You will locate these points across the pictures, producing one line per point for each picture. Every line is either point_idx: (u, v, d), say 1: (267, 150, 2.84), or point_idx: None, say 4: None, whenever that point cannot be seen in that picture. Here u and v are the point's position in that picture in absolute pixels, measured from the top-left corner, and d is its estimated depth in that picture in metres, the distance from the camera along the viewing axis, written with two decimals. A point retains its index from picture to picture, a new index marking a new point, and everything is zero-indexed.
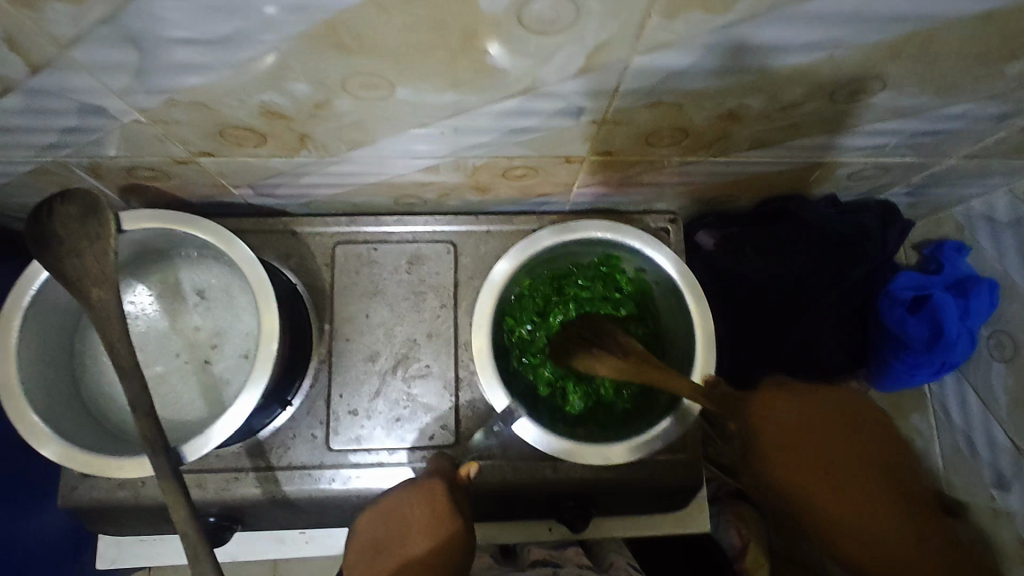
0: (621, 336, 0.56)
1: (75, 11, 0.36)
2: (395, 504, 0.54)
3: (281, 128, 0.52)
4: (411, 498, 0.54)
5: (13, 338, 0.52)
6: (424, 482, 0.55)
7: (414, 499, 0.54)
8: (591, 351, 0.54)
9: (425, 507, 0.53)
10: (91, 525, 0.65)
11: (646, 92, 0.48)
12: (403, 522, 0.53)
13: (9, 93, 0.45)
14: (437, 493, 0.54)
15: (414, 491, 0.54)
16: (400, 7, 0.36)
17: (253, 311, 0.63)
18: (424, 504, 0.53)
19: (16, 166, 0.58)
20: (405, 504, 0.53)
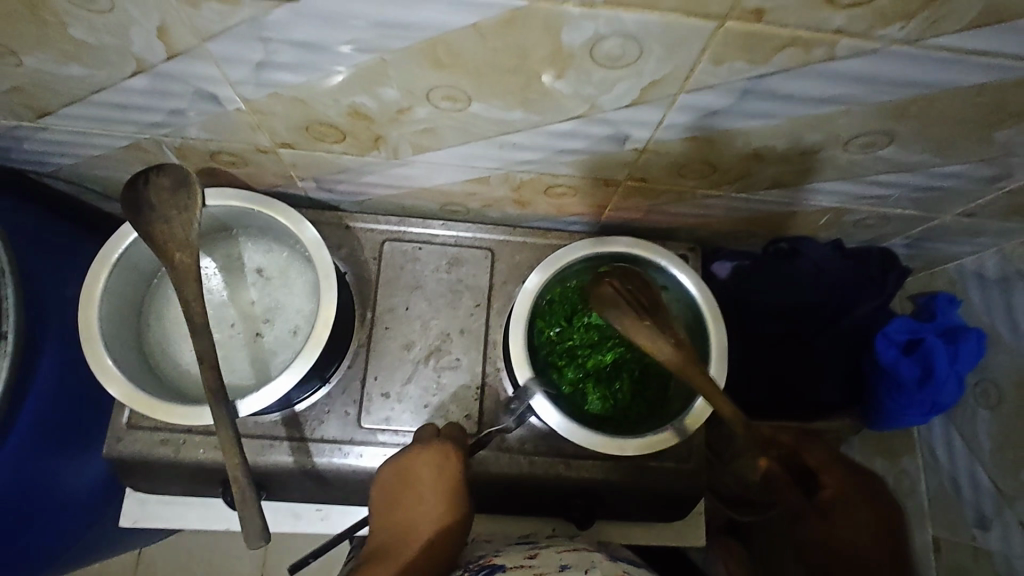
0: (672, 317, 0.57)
1: (226, 10, 0.43)
2: (416, 464, 0.60)
3: (362, 128, 0.59)
4: (431, 463, 0.60)
5: (98, 286, 0.58)
6: (437, 452, 0.61)
7: (435, 465, 0.60)
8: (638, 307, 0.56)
9: (444, 475, 0.60)
10: (125, 478, 0.69)
11: (686, 127, 0.55)
12: (422, 482, 0.60)
13: (140, 73, 0.52)
14: (456, 465, 0.60)
15: (435, 456, 0.60)
16: (495, 33, 0.44)
17: (306, 291, 0.69)
18: (443, 472, 0.60)
19: (114, 140, 0.64)
20: (425, 468, 0.60)
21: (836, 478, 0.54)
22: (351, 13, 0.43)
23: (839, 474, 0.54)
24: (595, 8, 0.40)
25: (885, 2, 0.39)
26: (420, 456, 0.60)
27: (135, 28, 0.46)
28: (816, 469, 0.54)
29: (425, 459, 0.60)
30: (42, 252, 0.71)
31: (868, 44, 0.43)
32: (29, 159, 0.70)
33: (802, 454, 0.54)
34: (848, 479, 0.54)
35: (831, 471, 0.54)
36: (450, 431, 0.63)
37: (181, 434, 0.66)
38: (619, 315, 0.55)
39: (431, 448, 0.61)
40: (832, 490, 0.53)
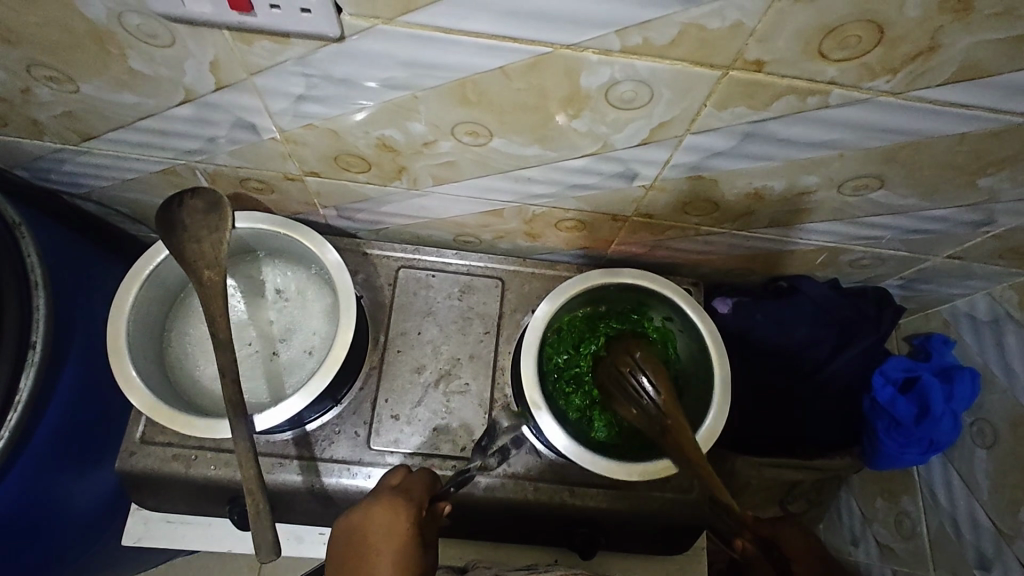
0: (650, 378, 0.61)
1: (276, 48, 0.48)
2: (366, 515, 0.55)
3: (387, 159, 0.63)
4: (382, 511, 0.55)
5: (129, 300, 0.61)
6: (388, 504, 0.56)
7: (386, 512, 0.55)
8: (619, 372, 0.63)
9: (397, 521, 0.55)
10: (133, 493, 0.70)
11: (690, 167, 0.59)
12: (373, 533, 0.54)
13: (187, 103, 0.56)
14: (410, 509, 0.56)
15: (387, 504, 0.56)
16: (520, 75, 0.48)
17: (323, 313, 0.71)
18: (394, 518, 0.55)
19: (151, 165, 0.68)
20: (376, 517, 0.55)
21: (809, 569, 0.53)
22: (389, 54, 0.47)
23: (811, 563, 0.54)
24: (611, 55, 0.45)
25: (872, 57, 0.43)
26: (372, 506, 0.56)
27: (190, 61, 0.50)
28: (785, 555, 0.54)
29: (376, 507, 0.56)
30: (71, 269, 0.73)
31: (859, 94, 0.47)
32: (66, 180, 0.73)
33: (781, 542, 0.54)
34: (818, 569, 0.54)
35: (807, 563, 0.54)
36: (405, 482, 0.61)
37: (193, 450, 0.67)
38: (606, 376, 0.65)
39: (383, 498, 0.57)
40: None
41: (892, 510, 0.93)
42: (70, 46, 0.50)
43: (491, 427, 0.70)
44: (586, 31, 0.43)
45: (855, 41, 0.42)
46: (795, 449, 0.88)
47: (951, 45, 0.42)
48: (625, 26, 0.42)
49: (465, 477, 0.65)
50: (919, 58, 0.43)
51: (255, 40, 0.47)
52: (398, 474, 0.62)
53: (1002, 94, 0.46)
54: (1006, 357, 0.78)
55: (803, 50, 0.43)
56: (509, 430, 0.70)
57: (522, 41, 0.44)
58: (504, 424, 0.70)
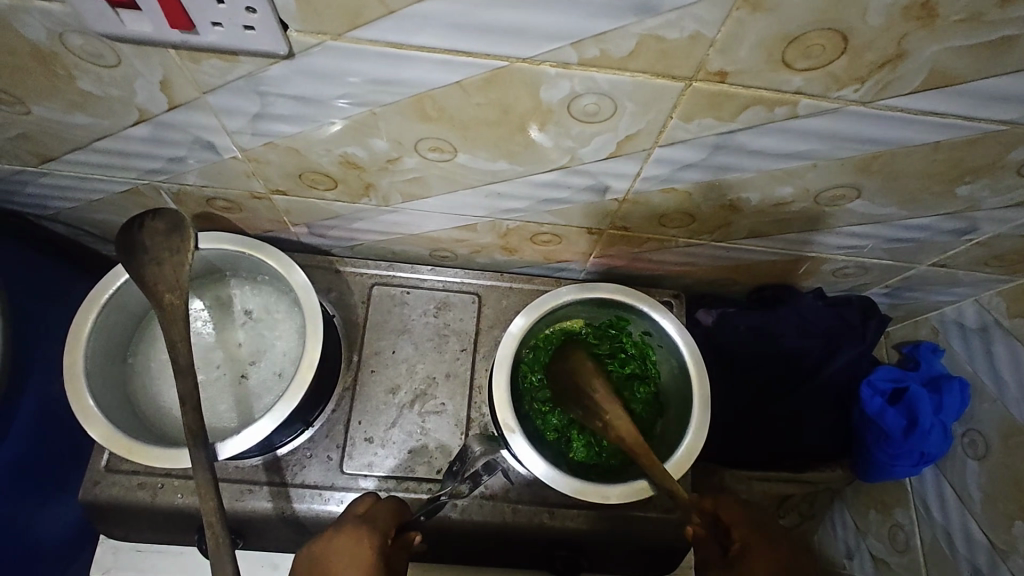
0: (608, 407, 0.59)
1: (225, 66, 0.46)
2: (327, 547, 0.55)
3: (354, 177, 0.61)
4: (345, 541, 0.55)
5: (86, 325, 0.59)
6: (356, 528, 0.56)
7: (347, 545, 0.54)
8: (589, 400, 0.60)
9: (359, 549, 0.54)
10: (99, 523, 0.67)
11: (662, 179, 0.57)
12: (333, 566, 0.53)
13: (142, 123, 0.55)
14: (372, 541, 0.55)
15: (349, 534, 0.55)
16: (479, 89, 0.47)
17: (293, 334, 0.69)
18: (356, 553, 0.54)
19: (114, 185, 0.67)
20: (338, 546, 0.54)
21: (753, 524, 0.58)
22: (342, 71, 0.46)
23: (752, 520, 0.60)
24: (570, 68, 0.43)
25: (837, 66, 0.42)
26: (335, 535, 0.55)
27: (139, 81, 0.49)
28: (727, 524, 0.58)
29: (339, 536, 0.55)
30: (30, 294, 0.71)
31: (828, 104, 0.45)
32: (32, 202, 0.72)
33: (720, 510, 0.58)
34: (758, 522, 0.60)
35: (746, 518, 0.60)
36: (373, 508, 0.59)
37: (160, 478, 0.65)
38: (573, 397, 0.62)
39: (347, 527, 0.56)
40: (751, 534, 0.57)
41: (885, 523, 0.90)
42: (17, 68, 0.49)
43: (463, 451, 0.64)
44: (542, 43, 0.41)
45: (819, 50, 0.40)
46: (784, 463, 0.86)
47: (918, 53, 0.40)
48: (581, 38, 0.41)
49: (435, 506, 0.62)
50: (885, 66, 0.41)
51: (202, 59, 0.45)
52: (367, 500, 0.60)
53: (975, 102, 0.44)
54: (995, 365, 0.76)
55: (766, 60, 0.41)
56: (482, 457, 0.63)
57: (477, 54, 0.43)
58: (478, 450, 0.64)
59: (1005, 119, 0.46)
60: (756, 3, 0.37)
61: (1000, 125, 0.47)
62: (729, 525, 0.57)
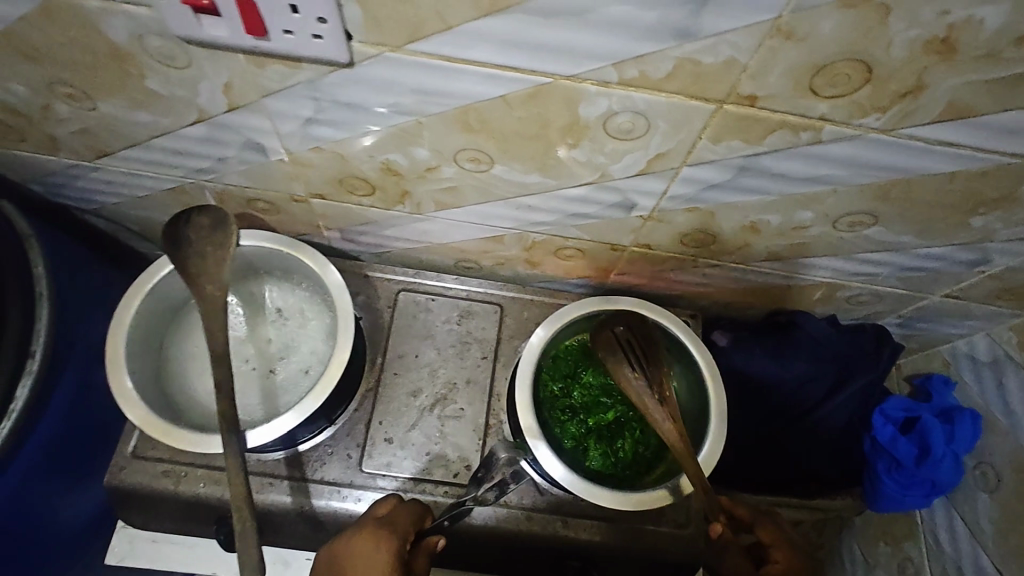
0: (659, 379, 0.62)
1: (288, 72, 0.50)
2: (349, 543, 0.56)
3: (392, 183, 0.64)
4: (363, 541, 0.56)
5: (129, 312, 0.62)
6: (376, 527, 0.57)
7: (367, 542, 0.55)
8: (632, 371, 0.62)
9: (378, 551, 0.55)
10: (121, 508, 0.69)
11: (687, 199, 0.60)
12: (355, 561, 0.54)
13: (201, 122, 0.58)
14: (395, 541, 0.56)
15: (368, 534, 0.56)
16: (521, 104, 0.50)
17: (321, 333, 0.71)
18: (377, 551, 0.55)
19: (162, 183, 0.70)
20: (357, 545, 0.55)
21: (786, 554, 0.60)
22: (397, 81, 0.49)
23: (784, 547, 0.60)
24: (609, 87, 0.47)
25: (861, 95, 0.45)
26: (356, 533, 0.57)
27: (204, 83, 0.53)
28: (766, 545, 0.61)
29: (357, 536, 0.56)
30: (82, 285, 0.73)
31: (851, 130, 0.48)
32: (79, 196, 0.75)
33: (757, 530, 0.62)
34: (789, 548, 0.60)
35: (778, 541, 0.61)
36: (395, 510, 0.61)
37: (183, 467, 0.66)
38: (614, 361, 0.63)
39: (365, 527, 0.57)
40: (782, 564, 0.59)
41: (895, 556, 0.90)
42: (92, 66, 0.52)
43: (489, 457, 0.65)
44: (585, 63, 0.45)
45: (845, 78, 0.43)
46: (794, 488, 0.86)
47: (937, 85, 0.43)
48: (621, 59, 0.44)
49: (460, 511, 0.63)
50: (905, 97, 0.44)
51: (268, 64, 0.49)
52: (388, 503, 0.62)
53: (989, 134, 0.47)
54: (1007, 399, 0.76)
55: (794, 86, 0.44)
56: (509, 463, 0.64)
57: (524, 70, 0.46)
58: (503, 456, 0.64)
59: (1020, 153, 0.49)
60: (788, 33, 0.40)
61: (1014, 157, 0.49)
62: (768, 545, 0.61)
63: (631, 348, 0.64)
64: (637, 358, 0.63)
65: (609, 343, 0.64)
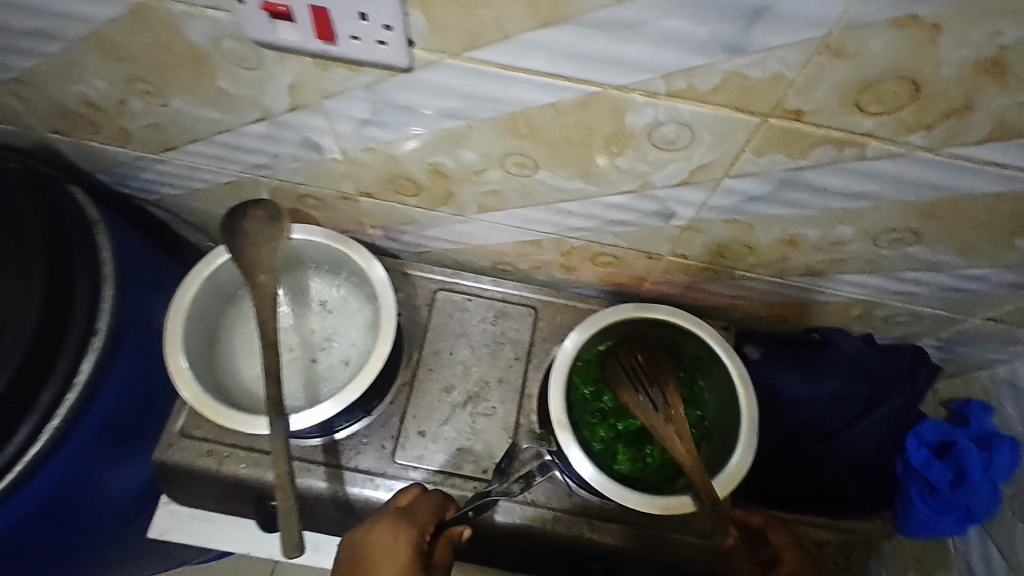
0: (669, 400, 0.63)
1: (350, 75, 0.53)
2: (369, 531, 0.57)
3: (438, 184, 0.67)
4: (382, 530, 0.57)
5: (187, 297, 0.65)
6: (395, 517, 0.58)
7: (387, 531, 0.57)
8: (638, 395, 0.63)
9: (396, 540, 0.56)
10: (166, 483, 0.72)
11: (727, 210, 0.61)
12: (375, 549, 0.56)
13: (263, 121, 0.62)
14: (412, 535, 0.57)
15: (387, 523, 0.58)
16: (570, 111, 0.52)
17: (362, 326, 0.74)
18: (395, 539, 0.56)
19: (221, 176, 0.74)
20: (376, 533, 0.57)
21: (795, 559, 0.60)
22: (452, 86, 0.51)
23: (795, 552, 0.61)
24: (657, 97, 0.48)
25: (908, 113, 0.45)
26: (372, 525, 0.58)
27: (271, 83, 0.56)
28: (777, 548, 0.61)
29: (377, 524, 0.58)
30: (148, 271, 0.77)
31: (895, 148, 0.49)
32: (142, 186, 0.79)
33: (769, 533, 0.62)
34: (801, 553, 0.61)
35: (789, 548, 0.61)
36: (414, 502, 0.61)
37: (227, 447, 0.69)
38: (620, 387, 0.64)
39: (385, 516, 0.59)
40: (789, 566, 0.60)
41: None
42: (170, 65, 0.56)
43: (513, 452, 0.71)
44: (635, 74, 0.46)
45: (892, 96, 0.44)
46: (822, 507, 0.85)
47: (986, 106, 0.44)
48: (671, 71, 0.45)
49: (484, 501, 0.64)
50: (953, 116, 0.45)
51: (332, 67, 0.52)
52: (409, 492, 0.63)
53: None
54: None
55: (840, 102, 0.45)
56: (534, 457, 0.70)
57: (574, 80, 0.48)
58: (524, 449, 0.71)
59: None
60: (837, 50, 0.41)
61: None
62: (778, 548, 0.61)
63: (636, 372, 0.65)
64: (643, 382, 0.64)
65: (614, 369, 0.65)
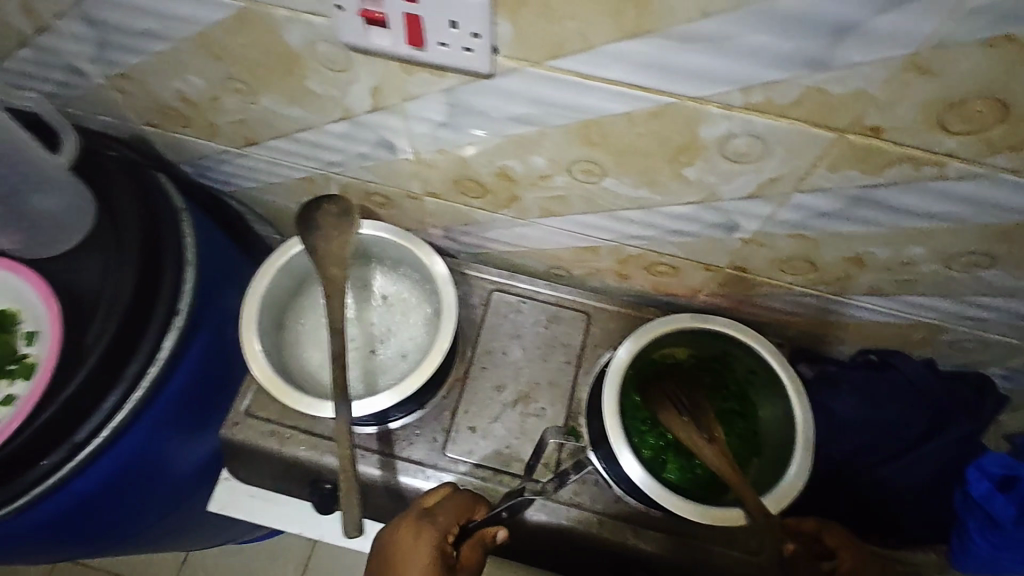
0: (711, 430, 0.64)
1: (433, 79, 0.55)
2: (394, 531, 0.60)
3: (504, 188, 0.69)
4: (405, 530, 0.59)
5: (260, 283, 0.69)
6: (417, 517, 0.60)
7: (409, 531, 0.59)
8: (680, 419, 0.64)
9: (416, 541, 0.58)
10: (229, 460, 0.76)
11: (793, 224, 0.61)
12: (398, 549, 0.58)
13: (344, 120, 0.65)
14: (432, 536, 0.58)
15: (409, 523, 0.60)
16: (643, 120, 0.53)
17: (421, 322, 0.77)
18: (416, 540, 0.58)
19: (296, 172, 0.78)
20: (400, 533, 0.59)
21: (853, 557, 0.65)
22: (529, 92, 0.53)
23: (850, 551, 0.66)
24: (733, 109, 0.49)
25: (993, 134, 0.45)
26: (396, 525, 0.60)
27: (357, 85, 0.59)
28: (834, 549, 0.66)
29: (401, 524, 0.60)
30: (225, 258, 0.80)
31: (976, 168, 0.48)
32: (221, 178, 0.84)
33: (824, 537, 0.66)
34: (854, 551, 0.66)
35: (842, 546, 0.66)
36: (439, 502, 0.63)
37: (288, 429, 0.73)
38: (663, 411, 0.65)
39: (409, 516, 0.61)
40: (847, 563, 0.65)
41: None
42: (264, 65, 0.60)
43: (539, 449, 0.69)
44: (713, 85, 0.47)
45: (978, 116, 0.44)
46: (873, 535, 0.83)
47: None
48: (749, 84, 0.46)
49: (517, 501, 0.64)
50: None
51: (416, 72, 0.55)
52: (437, 491, 0.64)
53: None
54: None
55: (923, 120, 0.45)
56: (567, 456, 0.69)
57: (651, 90, 0.49)
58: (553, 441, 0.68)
59: None
60: (925, 69, 0.41)
61: None
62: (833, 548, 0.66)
63: (676, 399, 0.67)
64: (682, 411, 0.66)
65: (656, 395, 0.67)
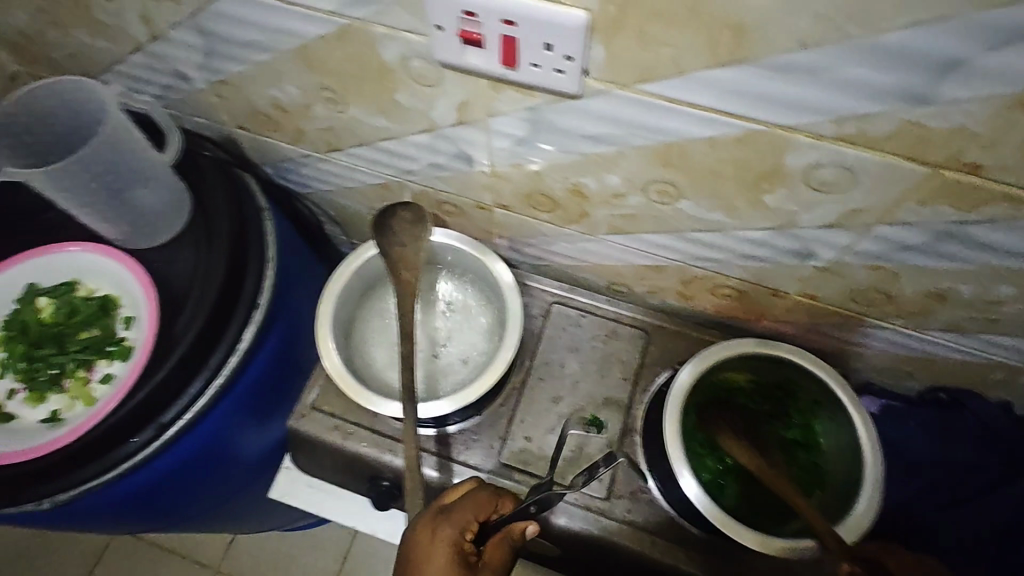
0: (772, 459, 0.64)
1: (519, 97, 0.57)
2: (413, 527, 0.61)
3: (575, 204, 0.70)
4: (423, 528, 0.60)
5: (337, 283, 0.73)
6: (434, 516, 0.60)
7: (426, 531, 0.59)
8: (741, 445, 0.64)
9: (433, 541, 0.59)
10: (293, 450, 0.79)
11: (874, 255, 0.60)
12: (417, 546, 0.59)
13: (426, 132, 0.68)
14: (450, 538, 0.59)
15: (428, 521, 0.60)
16: (727, 146, 0.53)
17: (483, 330, 0.79)
18: (433, 540, 0.59)
19: (372, 178, 0.81)
20: (418, 530, 0.60)
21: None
22: (613, 114, 0.55)
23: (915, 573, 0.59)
24: (822, 140, 0.49)
25: None
26: (416, 521, 0.61)
27: (444, 100, 0.61)
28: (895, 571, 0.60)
29: (420, 520, 0.61)
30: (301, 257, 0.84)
31: None
32: (299, 181, 0.88)
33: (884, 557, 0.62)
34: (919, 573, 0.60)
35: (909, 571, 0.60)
36: (460, 499, 0.62)
37: (351, 425, 0.75)
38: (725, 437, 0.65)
39: (428, 513, 0.61)
40: None
41: None
42: (357, 77, 0.63)
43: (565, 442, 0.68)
44: (803, 115, 0.47)
45: None
46: None
47: None
48: (842, 115, 0.46)
49: (545, 496, 0.61)
50: None
51: (504, 90, 0.57)
52: (459, 486, 0.64)
53: None
54: None
55: None
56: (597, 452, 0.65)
57: (738, 117, 0.50)
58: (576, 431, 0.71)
59: None
60: None
61: None
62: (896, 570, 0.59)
63: (736, 424, 0.67)
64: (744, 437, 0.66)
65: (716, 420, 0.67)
